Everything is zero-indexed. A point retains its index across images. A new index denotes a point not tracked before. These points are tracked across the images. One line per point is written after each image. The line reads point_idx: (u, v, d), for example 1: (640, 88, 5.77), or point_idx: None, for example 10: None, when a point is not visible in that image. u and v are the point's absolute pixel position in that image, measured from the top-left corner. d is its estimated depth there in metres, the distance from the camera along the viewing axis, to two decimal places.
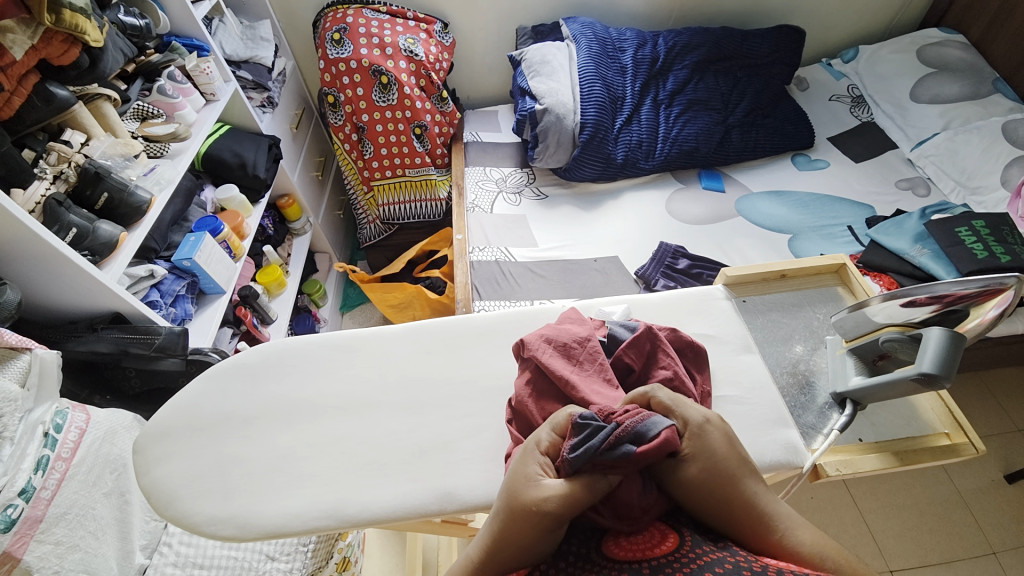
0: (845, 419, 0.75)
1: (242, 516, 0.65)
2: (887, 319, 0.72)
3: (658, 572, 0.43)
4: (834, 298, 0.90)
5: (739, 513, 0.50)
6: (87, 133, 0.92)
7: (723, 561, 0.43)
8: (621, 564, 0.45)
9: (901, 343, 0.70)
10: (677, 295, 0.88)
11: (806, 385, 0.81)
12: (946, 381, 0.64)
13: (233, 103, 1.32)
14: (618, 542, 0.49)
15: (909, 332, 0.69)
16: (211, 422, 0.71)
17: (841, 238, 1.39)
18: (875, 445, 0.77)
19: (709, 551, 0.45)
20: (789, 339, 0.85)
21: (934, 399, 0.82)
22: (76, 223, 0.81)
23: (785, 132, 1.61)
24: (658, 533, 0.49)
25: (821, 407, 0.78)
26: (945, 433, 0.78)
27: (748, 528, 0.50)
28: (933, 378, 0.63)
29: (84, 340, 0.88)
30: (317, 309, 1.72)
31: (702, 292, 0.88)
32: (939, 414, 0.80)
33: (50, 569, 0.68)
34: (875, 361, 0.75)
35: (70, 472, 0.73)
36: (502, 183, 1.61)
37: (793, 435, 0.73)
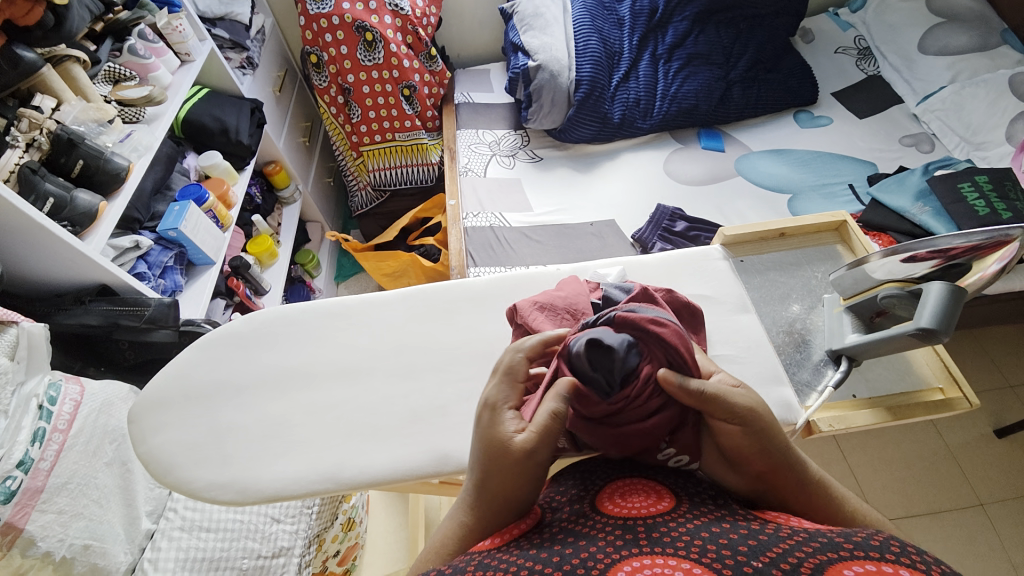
0: (839, 375, 0.75)
1: (240, 481, 0.65)
2: (886, 277, 0.71)
3: (654, 532, 0.42)
4: (832, 256, 0.89)
5: (778, 477, 0.49)
6: (57, 97, 0.87)
7: (720, 521, 0.43)
8: (616, 523, 0.45)
9: (899, 300, 0.68)
10: (673, 256, 0.86)
11: (803, 343, 0.81)
12: (943, 336, 0.63)
13: (211, 64, 1.26)
14: (611, 499, 0.49)
15: (908, 288, 0.67)
16: (203, 393, 0.71)
17: (842, 197, 1.36)
18: (868, 401, 0.78)
19: (706, 512, 0.45)
20: (786, 299, 0.85)
21: (930, 354, 0.82)
22: (52, 192, 0.79)
23: (788, 87, 1.56)
24: (653, 494, 0.49)
25: (816, 364, 0.79)
26: (939, 388, 0.78)
27: (792, 490, 0.50)
28: (931, 332, 0.62)
29: (72, 314, 0.87)
30: (311, 279, 1.70)
31: (699, 253, 0.86)
32: (934, 368, 0.80)
33: (55, 537, 0.69)
34: (873, 318, 0.74)
35: (69, 443, 0.74)
36: (495, 146, 1.56)
37: (787, 392, 0.73)
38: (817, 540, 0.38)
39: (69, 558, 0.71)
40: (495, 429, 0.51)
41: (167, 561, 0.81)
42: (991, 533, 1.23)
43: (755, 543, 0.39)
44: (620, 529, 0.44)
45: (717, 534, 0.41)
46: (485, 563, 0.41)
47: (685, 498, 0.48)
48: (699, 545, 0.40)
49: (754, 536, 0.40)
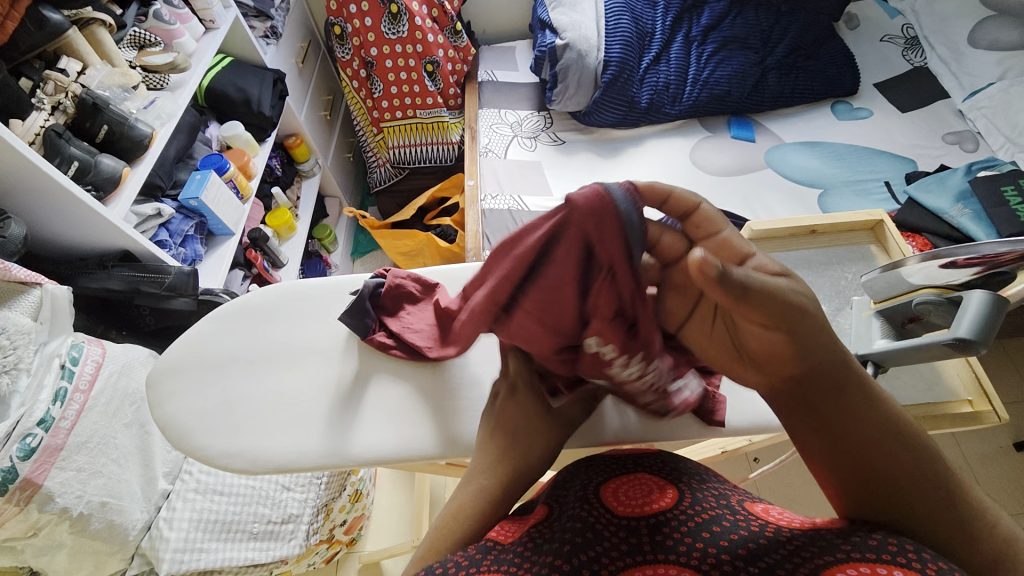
0: None
1: (253, 451, 0.63)
2: (925, 281, 0.65)
3: (657, 533, 0.43)
4: (865, 257, 0.85)
5: (818, 375, 0.47)
6: (82, 61, 0.87)
7: (722, 522, 0.43)
8: (619, 520, 0.45)
9: (935, 306, 0.63)
10: None
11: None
12: (981, 348, 0.59)
13: (234, 32, 1.25)
14: (614, 492, 0.50)
15: (946, 295, 0.63)
16: (218, 362, 0.68)
17: (876, 194, 1.31)
18: None
19: (708, 509, 0.45)
20: None
21: (963, 365, 0.78)
22: (76, 156, 0.79)
23: (828, 76, 1.48)
24: (656, 489, 0.49)
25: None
26: (968, 401, 0.75)
27: (824, 395, 0.47)
28: (968, 344, 0.58)
29: (96, 278, 0.88)
30: (328, 254, 1.71)
31: None
32: (965, 381, 0.77)
33: (74, 493, 0.72)
34: (903, 324, 0.69)
35: (89, 403, 0.76)
36: (517, 127, 1.53)
37: None
38: (816, 544, 0.39)
39: (87, 514, 0.74)
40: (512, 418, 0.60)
41: (182, 520, 0.84)
42: None
43: (755, 550, 0.40)
44: (623, 528, 0.44)
45: (718, 539, 0.41)
46: (499, 554, 0.43)
47: (690, 493, 0.48)
48: (700, 550, 0.40)
49: (755, 541, 0.40)
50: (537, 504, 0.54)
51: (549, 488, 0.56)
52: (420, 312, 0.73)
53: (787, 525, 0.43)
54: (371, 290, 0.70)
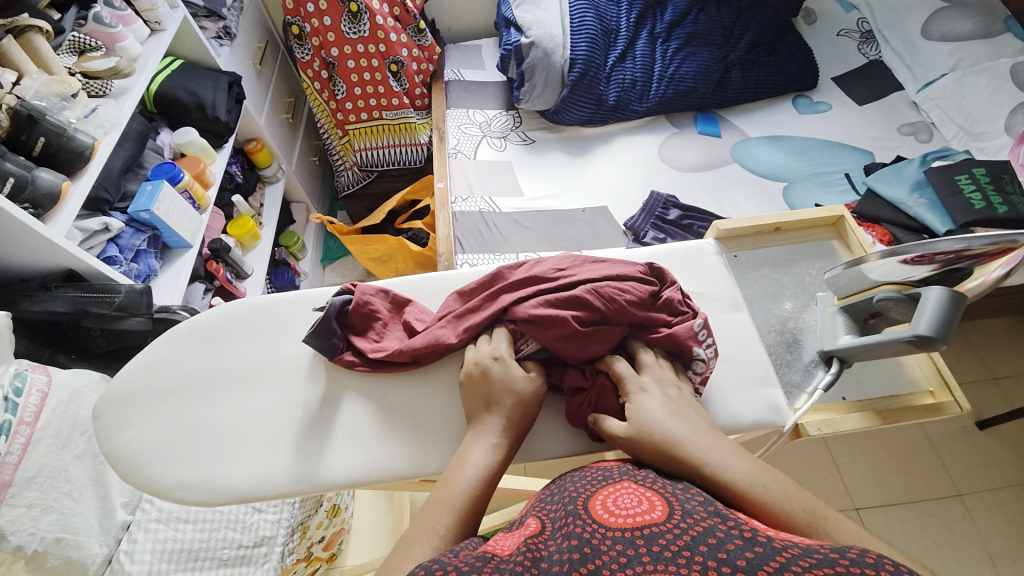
0: (830, 377, 0.70)
1: (211, 481, 0.59)
2: (884, 277, 0.66)
3: (653, 545, 0.42)
4: (828, 252, 0.86)
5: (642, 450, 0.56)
6: (17, 71, 0.81)
7: (716, 528, 0.42)
8: (614, 533, 0.44)
9: (897, 302, 0.64)
10: (664, 248, 0.80)
11: (793, 343, 0.77)
12: (941, 344, 0.60)
13: (184, 33, 1.19)
14: (605, 506, 0.48)
15: (906, 291, 0.63)
16: (175, 387, 0.64)
17: (838, 186, 1.34)
18: (857, 404, 0.76)
19: (699, 518, 0.44)
20: (779, 296, 0.81)
21: (924, 358, 0.80)
22: (11, 171, 0.73)
23: (788, 72, 1.51)
24: (645, 500, 0.48)
25: (806, 365, 0.75)
26: (930, 391, 0.76)
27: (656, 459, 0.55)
28: (928, 340, 0.59)
29: (37, 300, 0.83)
30: (296, 262, 1.65)
31: (689, 249, 0.80)
32: (926, 371, 0.78)
33: (26, 531, 0.67)
34: (866, 320, 0.70)
35: (35, 436, 0.71)
36: (486, 127, 1.51)
37: (777, 394, 0.69)
38: (814, 556, 0.38)
39: (41, 552, 0.69)
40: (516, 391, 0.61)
41: (144, 552, 0.80)
42: (966, 522, 1.25)
43: (752, 556, 0.38)
44: (620, 543, 0.43)
45: (715, 546, 0.40)
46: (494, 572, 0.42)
47: (678, 504, 0.47)
48: (699, 561, 0.39)
49: (750, 547, 0.39)
50: (530, 517, 0.53)
51: (541, 502, 0.55)
52: (391, 330, 0.68)
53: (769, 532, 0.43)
54: (338, 307, 0.64)
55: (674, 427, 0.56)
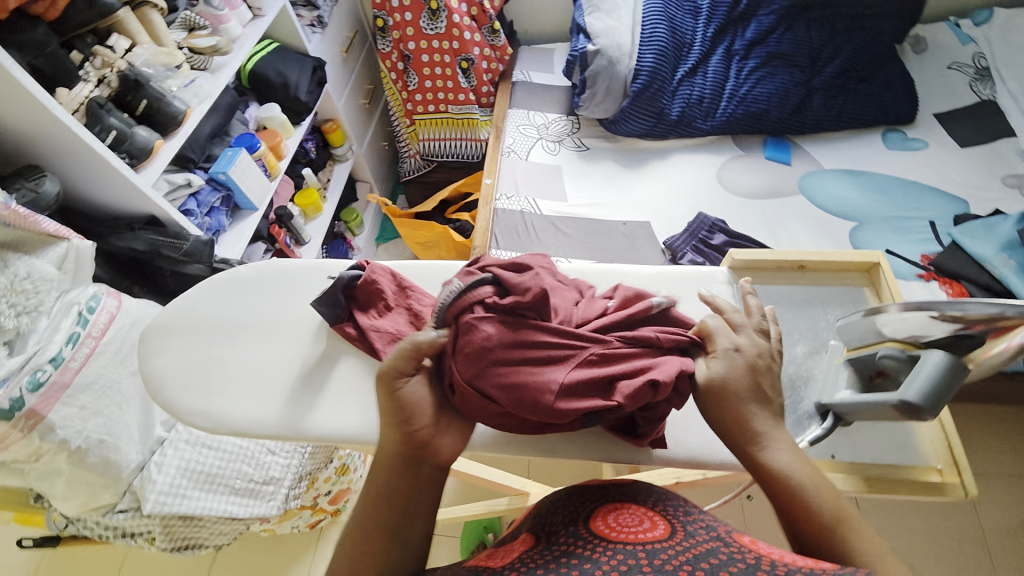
0: (819, 432, 0.64)
1: (216, 413, 0.67)
2: (891, 334, 0.60)
3: (655, 556, 0.44)
4: (855, 300, 0.80)
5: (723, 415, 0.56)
6: (132, 39, 0.95)
7: (718, 549, 0.44)
8: (616, 545, 0.47)
9: (899, 364, 0.58)
10: (672, 271, 0.79)
11: (794, 389, 0.73)
12: (928, 414, 0.54)
13: (282, 19, 1.33)
14: (606, 523, 0.51)
15: (908, 352, 0.58)
16: (203, 326, 0.72)
17: (918, 234, 1.21)
18: (845, 465, 0.71)
19: (701, 538, 0.47)
20: (788, 340, 0.77)
21: (935, 429, 0.74)
22: (115, 126, 0.87)
23: (880, 103, 1.38)
24: (647, 520, 0.51)
25: (799, 416, 0.69)
26: (936, 469, 0.71)
27: (731, 427, 0.55)
28: (915, 408, 0.54)
29: (124, 237, 0.97)
30: (352, 237, 1.78)
31: (700, 271, 0.79)
32: (935, 446, 0.73)
33: (74, 428, 0.80)
34: (872, 378, 0.63)
35: (99, 348, 0.83)
36: (543, 130, 1.53)
37: None
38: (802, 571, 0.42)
39: (83, 448, 0.82)
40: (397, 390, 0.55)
41: (170, 466, 0.91)
42: None
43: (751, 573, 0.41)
44: (620, 551, 0.45)
45: (716, 565, 0.42)
46: None
47: (681, 525, 0.49)
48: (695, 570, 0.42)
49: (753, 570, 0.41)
50: (523, 535, 0.55)
51: (533, 520, 0.58)
52: (394, 314, 0.70)
53: (780, 559, 0.44)
54: (347, 281, 0.70)
55: (750, 409, 0.56)
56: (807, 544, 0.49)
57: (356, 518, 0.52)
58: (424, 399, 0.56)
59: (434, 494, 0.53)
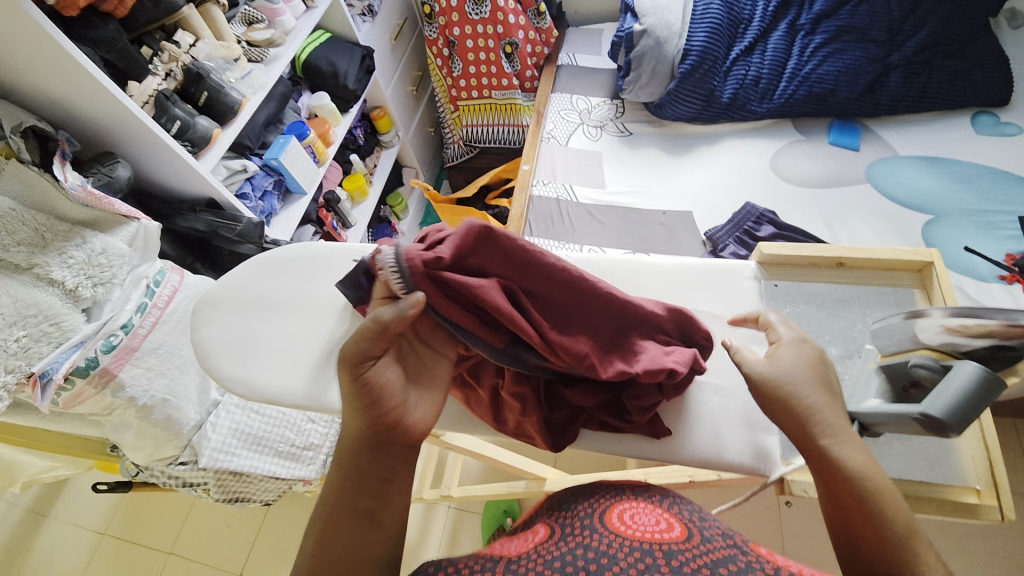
0: None
1: (252, 381, 0.73)
2: (926, 341, 0.56)
3: (672, 560, 0.44)
4: (902, 301, 0.73)
5: (784, 408, 0.56)
6: (195, 35, 1.03)
7: (734, 557, 0.45)
8: (632, 542, 0.47)
9: (932, 375, 0.53)
10: (696, 265, 0.76)
11: None
12: (955, 433, 0.49)
13: (334, 9, 1.38)
14: (620, 518, 0.52)
15: (943, 362, 0.53)
16: (245, 301, 0.78)
17: (1006, 230, 1.06)
18: None
19: (718, 545, 0.47)
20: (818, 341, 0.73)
21: (977, 447, 0.66)
22: (179, 116, 0.95)
23: (971, 80, 1.22)
24: (663, 520, 0.51)
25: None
26: (975, 489, 0.65)
27: (787, 416, 0.55)
28: (940, 425, 0.49)
29: (187, 218, 1.06)
30: (396, 221, 1.84)
31: (726, 267, 0.76)
32: (976, 465, 0.66)
33: (142, 387, 0.90)
34: (906, 388, 0.58)
35: (163, 318, 0.93)
36: (585, 115, 1.49)
37: (772, 442, 0.68)
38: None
39: (149, 405, 0.91)
40: (359, 374, 0.54)
41: (223, 427, 1.01)
42: None
43: None
44: (638, 550, 0.46)
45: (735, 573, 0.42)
46: (511, 565, 0.47)
47: (697, 529, 0.49)
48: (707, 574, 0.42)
49: None
50: (539, 523, 0.57)
51: (549, 510, 0.59)
52: None
53: (790, 568, 0.44)
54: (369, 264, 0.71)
55: (811, 396, 0.56)
56: (855, 543, 0.49)
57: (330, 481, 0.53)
58: (392, 380, 0.56)
59: (409, 475, 0.54)
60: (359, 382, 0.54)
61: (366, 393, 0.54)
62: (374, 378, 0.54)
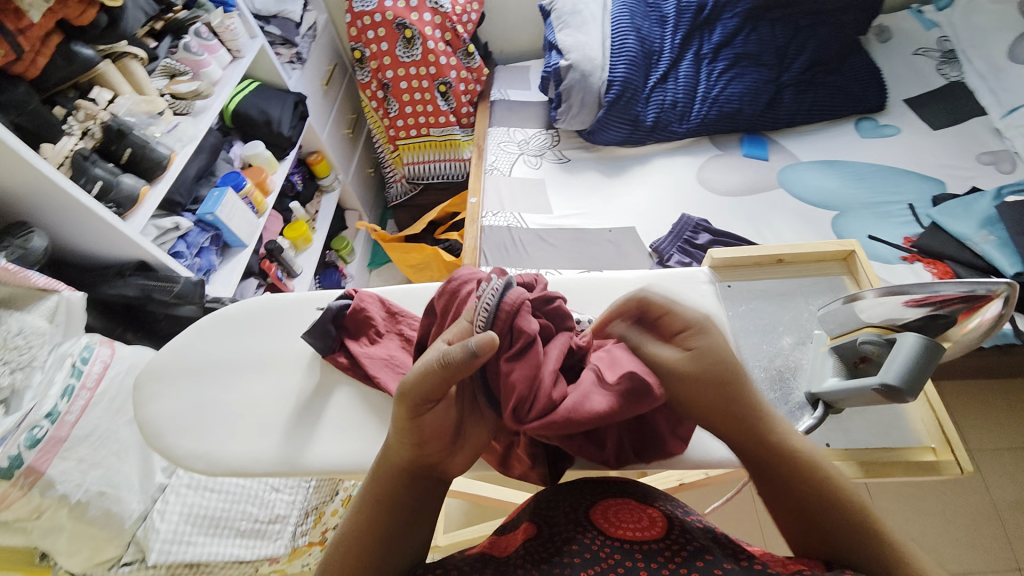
0: (812, 422, 0.64)
1: (215, 454, 0.67)
2: (871, 319, 0.63)
3: (652, 559, 0.46)
4: (834, 288, 0.81)
5: (729, 399, 0.53)
6: (114, 91, 0.98)
7: (711, 549, 0.46)
8: (620, 542, 0.48)
9: (879, 349, 0.60)
10: (659, 276, 0.80)
11: (782, 381, 0.73)
12: (909, 396, 0.56)
13: (261, 59, 1.36)
14: (607, 516, 0.52)
15: (886, 336, 0.60)
16: (198, 367, 0.72)
17: (899, 217, 1.23)
18: (842, 453, 0.72)
19: (695, 537, 0.48)
20: (773, 332, 0.79)
21: (923, 408, 0.75)
22: (100, 176, 0.88)
23: (850, 92, 1.42)
24: (646, 516, 0.52)
25: (792, 406, 0.71)
26: (930, 447, 0.72)
27: (721, 405, 0.53)
28: (895, 391, 0.55)
29: (114, 285, 0.97)
30: (344, 264, 1.78)
31: (685, 274, 0.79)
32: (928, 426, 0.73)
33: (74, 482, 0.79)
34: (856, 364, 0.64)
35: (94, 399, 0.84)
36: (524, 145, 1.56)
37: (754, 433, 0.69)
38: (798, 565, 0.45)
39: (84, 501, 0.80)
40: (420, 415, 0.50)
41: (173, 513, 0.90)
42: None
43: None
44: (624, 552, 0.46)
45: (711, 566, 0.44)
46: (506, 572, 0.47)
47: (678, 521, 0.51)
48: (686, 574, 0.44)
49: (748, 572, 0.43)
50: (523, 521, 0.55)
51: (529, 507, 0.58)
52: (385, 340, 0.71)
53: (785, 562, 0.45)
54: (335, 311, 0.70)
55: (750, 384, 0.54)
56: (801, 524, 0.48)
57: (350, 530, 0.51)
58: (446, 422, 0.52)
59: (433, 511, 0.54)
60: (413, 427, 0.51)
61: (421, 435, 0.51)
62: (428, 419, 0.51)
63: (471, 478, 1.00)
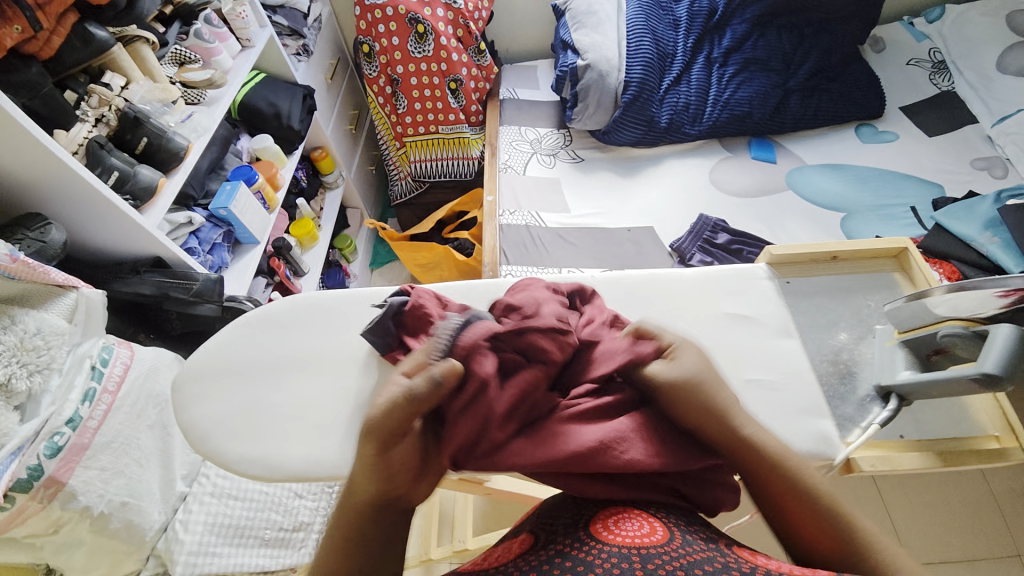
0: (887, 413, 0.72)
1: (271, 458, 0.63)
2: (949, 312, 0.68)
3: (648, 561, 0.42)
4: (889, 286, 0.86)
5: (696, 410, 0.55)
6: (126, 76, 0.91)
7: (714, 559, 0.43)
8: (609, 547, 0.44)
9: (961, 339, 0.67)
10: (711, 274, 0.82)
11: (848, 374, 0.79)
12: (1006, 382, 0.62)
13: (270, 49, 1.31)
14: (605, 524, 0.48)
15: (972, 328, 0.66)
16: (242, 367, 0.69)
17: (902, 219, 1.29)
18: (916, 443, 0.76)
19: (697, 548, 0.44)
20: (833, 327, 0.83)
21: (988, 400, 0.78)
22: (116, 166, 0.82)
23: (852, 99, 1.48)
24: (647, 524, 0.48)
25: (861, 399, 0.77)
26: (995, 436, 0.75)
27: (704, 416, 0.55)
28: (995, 377, 0.61)
29: (129, 282, 0.91)
30: (346, 264, 1.74)
31: (740, 271, 0.83)
32: (991, 416, 0.77)
33: (96, 492, 0.74)
34: (929, 356, 0.72)
35: (116, 403, 0.78)
36: (536, 144, 1.55)
37: (828, 426, 0.71)
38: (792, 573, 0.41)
39: (107, 513, 0.76)
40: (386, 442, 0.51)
41: (197, 523, 0.85)
42: None
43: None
44: (614, 555, 0.43)
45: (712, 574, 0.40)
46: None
47: (678, 533, 0.47)
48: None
49: None
50: (524, 533, 0.54)
51: (533, 520, 0.56)
52: None
53: (774, 569, 0.42)
54: (395, 308, 0.67)
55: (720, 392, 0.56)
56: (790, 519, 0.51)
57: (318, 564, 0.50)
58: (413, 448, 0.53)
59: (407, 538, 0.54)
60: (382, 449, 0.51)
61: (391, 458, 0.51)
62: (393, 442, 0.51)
63: (506, 479, 0.98)
